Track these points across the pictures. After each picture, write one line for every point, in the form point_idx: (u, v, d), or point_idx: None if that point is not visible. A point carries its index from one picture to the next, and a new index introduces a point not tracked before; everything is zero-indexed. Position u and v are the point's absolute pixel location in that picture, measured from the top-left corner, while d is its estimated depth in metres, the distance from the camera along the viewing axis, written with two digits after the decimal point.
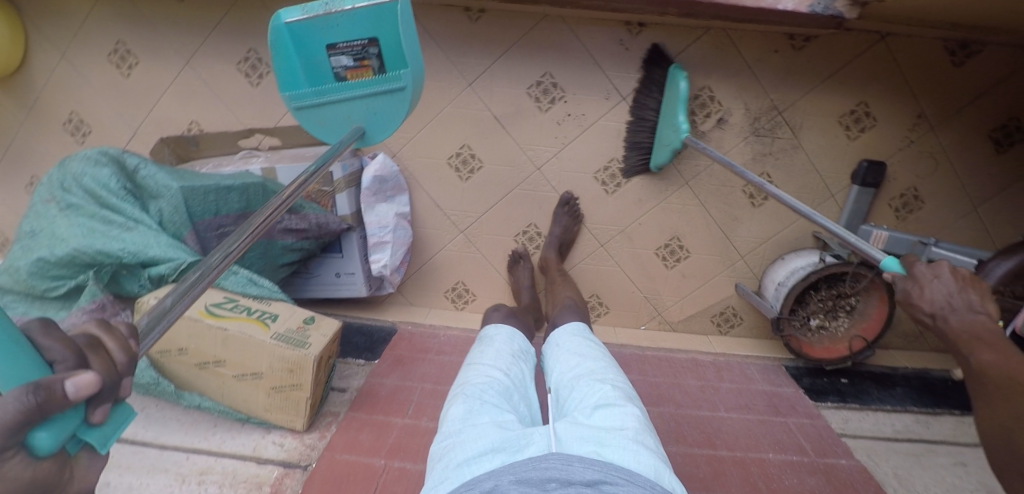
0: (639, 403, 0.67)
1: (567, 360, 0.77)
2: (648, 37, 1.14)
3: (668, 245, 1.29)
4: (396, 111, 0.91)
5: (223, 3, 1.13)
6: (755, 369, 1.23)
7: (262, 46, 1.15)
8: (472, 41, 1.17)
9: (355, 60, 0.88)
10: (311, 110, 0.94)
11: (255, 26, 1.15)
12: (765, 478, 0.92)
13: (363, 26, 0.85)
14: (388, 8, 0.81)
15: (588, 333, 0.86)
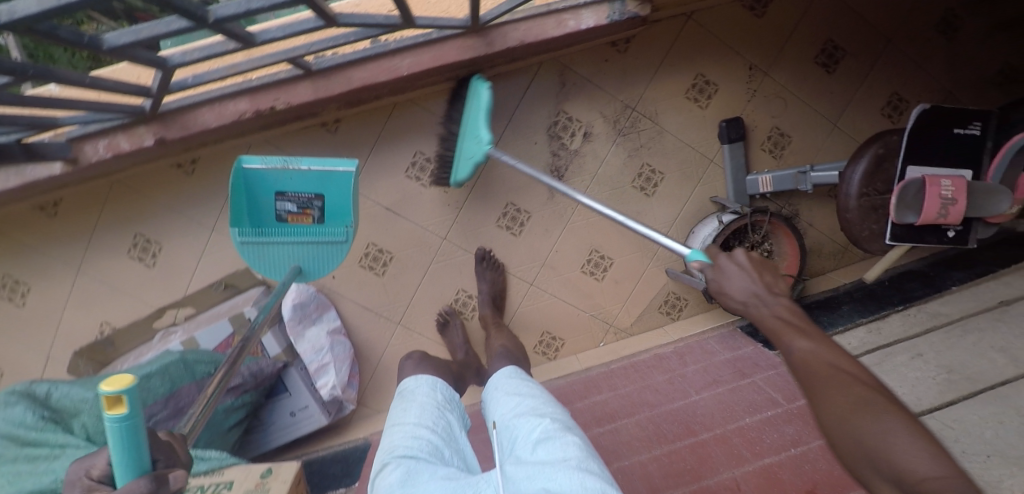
0: (578, 431, 0.64)
1: (497, 399, 0.76)
2: (492, 90, 1.22)
3: (592, 258, 1.35)
4: (334, 260, 0.92)
5: (93, 203, 1.14)
6: (713, 342, 1.27)
7: (145, 228, 1.16)
8: (335, 151, 1.19)
9: (298, 207, 0.89)
10: (253, 247, 0.89)
11: (131, 213, 1.16)
12: (746, 444, 0.92)
13: (314, 183, 0.89)
14: (344, 176, 0.89)
15: (524, 375, 0.84)
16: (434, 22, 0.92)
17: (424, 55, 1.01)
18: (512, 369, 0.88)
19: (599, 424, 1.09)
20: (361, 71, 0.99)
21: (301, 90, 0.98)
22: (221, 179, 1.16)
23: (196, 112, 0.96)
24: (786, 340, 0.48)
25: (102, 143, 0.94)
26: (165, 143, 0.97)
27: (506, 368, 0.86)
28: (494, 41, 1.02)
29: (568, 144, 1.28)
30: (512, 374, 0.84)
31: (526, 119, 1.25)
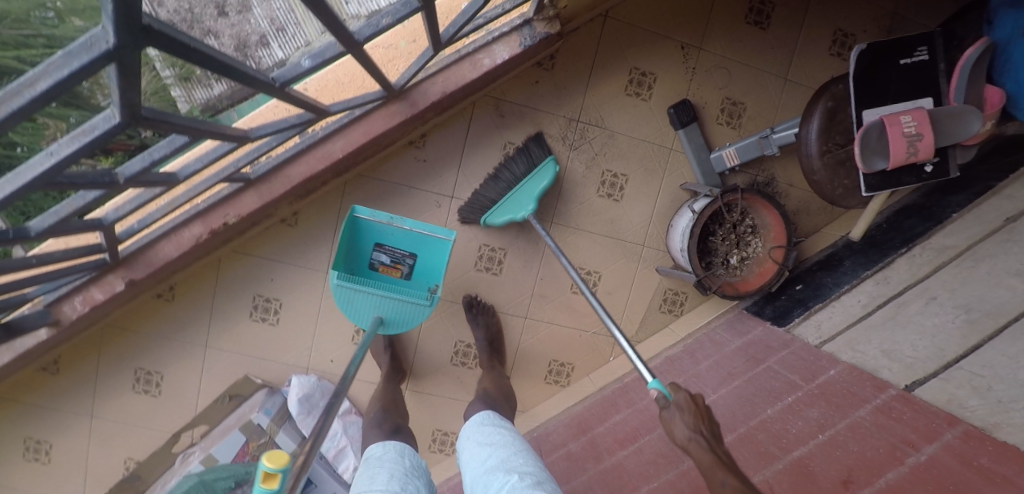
0: (549, 486, 0.62)
1: (473, 455, 0.73)
2: (435, 141, 1.21)
3: (587, 274, 1.33)
4: (415, 314, 1.06)
5: (90, 347, 1.13)
6: (722, 332, 1.24)
7: (144, 361, 1.15)
8: (301, 242, 1.15)
9: (392, 262, 1.11)
10: (346, 290, 1.03)
11: (126, 348, 1.14)
12: (771, 438, 0.86)
13: (409, 242, 1.11)
14: (435, 237, 1.10)
15: (498, 421, 0.82)
16: (349, 103, 0.91)
17: (355, 132, 1.00)
18: (487, 411, 0.87)
19: (621, 447, 1.05)
20: (299, 164, 0.99)
21: (246, 199, 0.98)
22: (200, 296, 1.14)
23: (154, 246, 0.96)
24: (715, 472, 0.55)
25: (77, 299, 0.95)
26: (136, 284, 0.97)
27: (480, 415, 0.84)
28: (417, 99, 1.02)
29: None
30: (485, 420, 0.83)
31: (477, 158, 1.23)
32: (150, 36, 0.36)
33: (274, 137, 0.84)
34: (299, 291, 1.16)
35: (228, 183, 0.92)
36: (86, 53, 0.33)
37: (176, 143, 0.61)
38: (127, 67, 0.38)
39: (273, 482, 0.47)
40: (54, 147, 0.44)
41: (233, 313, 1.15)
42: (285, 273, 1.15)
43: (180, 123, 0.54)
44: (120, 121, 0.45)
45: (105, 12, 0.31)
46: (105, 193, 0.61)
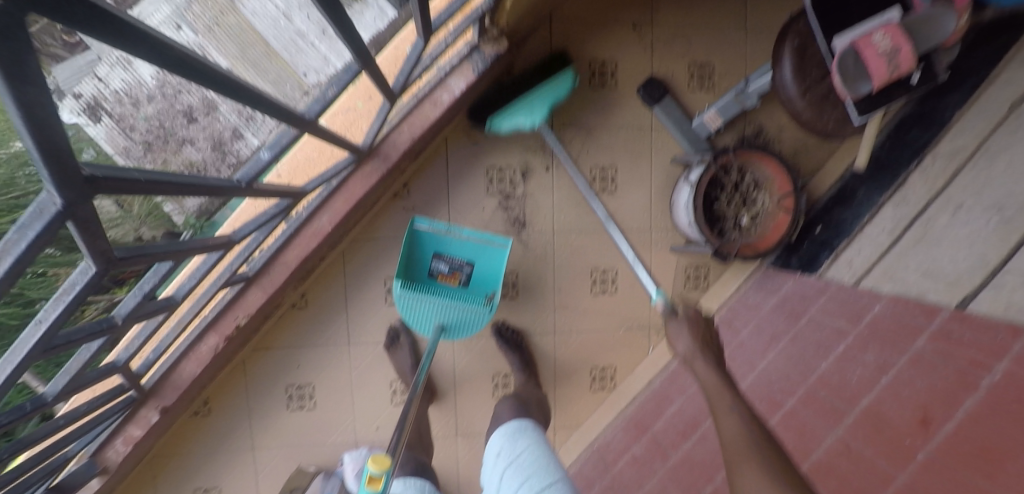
0: None
1: (506, 475, 0.80)
2: (420, 186, 1.21)
3: (603, 273, 1.29)
4: (476, 321, 1.12)
5: (143, 478, 1.13)
6: (754, 292, 1.20)
7: (198, 477, 1.14)
8: (318, 318, 1.15)
9: (450, 270, 1.13)
10: (408, 301, 1.09)
11: (177, 471, 1.14)
12: (831, 393, 0.83)
13: (467, 251, 1.13)
14: (495, 246, 1.12)
15: (534, 439, 0.87)
16: (322, 177, 0.92)
17: (339, 201, 1.00)
18: (519, 420, 0.93)
19: None
20: (293, 247, 0.99)
21: (252, 295, 0.98)
22: (234, 400, 1.13)
23: (176, 367, 0.96)
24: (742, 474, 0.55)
25: (119, 442, 0.96)
26: (169, 409, 0.97)
27: (508, 426, 0.91)
28: (390, 152, 1.02)
29: (513, 191, 1.25)
30: (514, 432, 0.89)
31: (466, 190, 1.23)
32: (101, 186, 0.37)
33: (261, 232, 0.85)
34: (331, 369, 1.16)
35: (229, 286, 0.93)
36: (38, 220, 0.34)
37: (162, 270, 0.61)
38: (87, 222, 0.38)
39: (376, 485, 0.59)
40: (41, 314, 0.45)
41: (270, 407, 1.14)
42: (309, 354, 1.15)
43: (161, 250, 0.54)
44: (97, 270, 0.44)
45: (44, 179, 0.32)
46: (108, 339, 0.61)
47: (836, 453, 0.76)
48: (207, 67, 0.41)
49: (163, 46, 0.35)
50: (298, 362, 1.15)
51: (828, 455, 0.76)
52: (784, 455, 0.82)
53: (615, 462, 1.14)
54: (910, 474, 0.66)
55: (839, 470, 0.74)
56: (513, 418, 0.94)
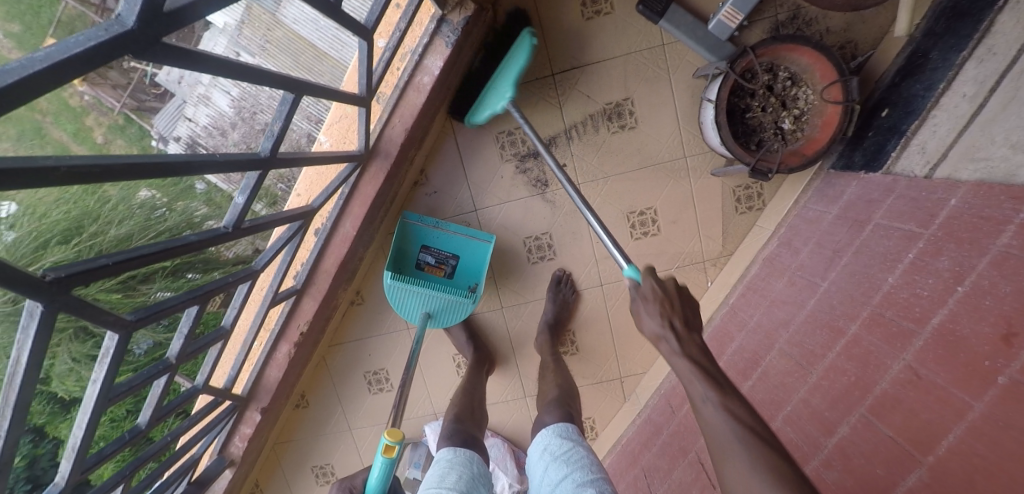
0: None
1: (548, 469, 0.86)
2: (434, 171, 1.23)
3: (641, 214, 1.21)
4: (461, 312, 1.18)
5: (276, 464, 1.39)
6: (814, 203, 1.05)
7: (317, 459, 1.38)
8: (378, 310, 1.30)
9: (436, 262, 1.19)
10: (396, 290, 1.15)
11: (300, 455, 1.39)
12: (898, 313, 0.72)
13: (453, 246, 1.19)
14: (478, 244, 1.18)
15: (575, 435, 0.93)
16: (326, 190, 1.01)
17: (356, 206, 1.09)
18: (568, 424, 0.95)
19: (746, 377, 0.96)
20: (327, 256, 1.10)
21: (306, 306, 1.13)
22: (326, 391, 1.35)
23: (264, 374, 1.17)
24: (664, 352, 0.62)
25: (236, 439, 1.20)
26: (267, 410, 1.19)
27: (559, 425, 0.94)
28: (389, 148, 1.05)
29: (526, 151, 1.20)
30: (563, 430, 0.93)
31: (479, 163, 1.22)
32: (69, 283, 0.49)
33: (288, 251, 1.00)
34: (399, 352, 1.32)
35: (284, 301, 1.09)
36: (32, 320, 0.47)
37: (194, 314, 0.76)
38: (74, 305, 0.51)
39: (393, 452, 0.67)
40: (95, 376, 0.63)
41: (356, 392, 1.34)
42: (378, 345, 1.32)
43: (180, 302, 0.68)
44: (118, 335, 0.60)
45: (18, 295, 0.45)
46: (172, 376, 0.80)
47: (903, 382, 0.66)
48: (111, 162, 0.46)
49: (53, 171, 0.41)
50: (372, 349, 1.32)
51: (894, 384, 0.67)
52: (846, 388, 0.74)
53: (678, 405, 1.12)
54: (987, 402, 0.56)
55: (905, 401, 0.65)
56: (559, 420, 0.97)
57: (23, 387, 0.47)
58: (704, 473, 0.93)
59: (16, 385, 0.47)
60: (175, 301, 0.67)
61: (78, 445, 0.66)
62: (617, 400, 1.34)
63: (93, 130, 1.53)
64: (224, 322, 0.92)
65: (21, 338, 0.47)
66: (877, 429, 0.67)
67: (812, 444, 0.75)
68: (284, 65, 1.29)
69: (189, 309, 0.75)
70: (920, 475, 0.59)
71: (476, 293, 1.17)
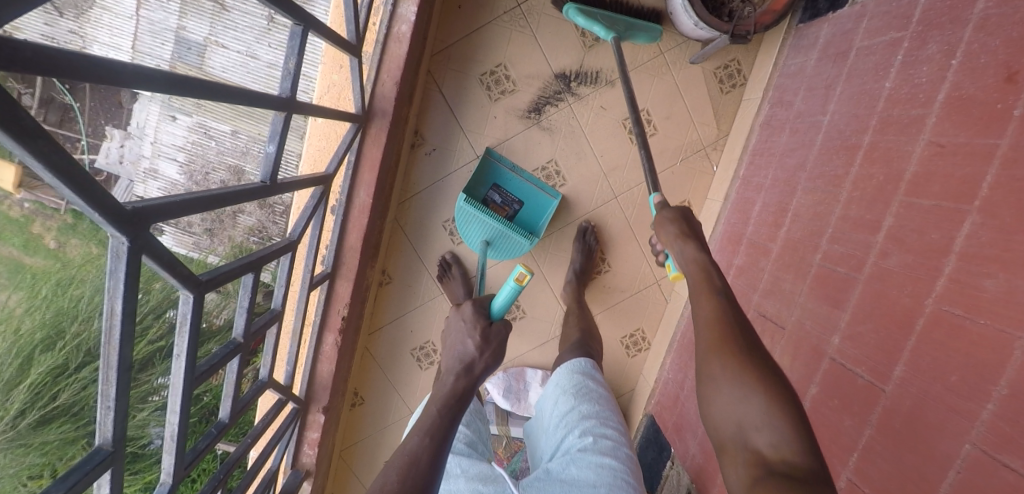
0: (619, 455, 0.76)
1: (557, 399, 0.89)
2: (429, 131, 1.24)
3: (636, 118, 1.27)
4: (518, 247, 1.24)
5: (346, 468, 1.36)
6: (791, 60, 1.12)
7: (389, 451, 1.36)
8: (409, 282, 1.31)
9: (502, 203, 1.26)
10: (464, 215, 1.20)
11: (368, 451, 1.36)
12: (904, 107, 0.79)
13: (523, 192, 1.27)
14: (543, 197, 1.28)
15: (590, 370, 0.94)
16: (336, 155, 1.00)
17: (366, 173, 1.08)
18: (584, 359, 0.97)
19: (779, 226, 1.03)
20: (350, 230, 1.09)
21: (342, 289, 1.11)
22: (378, 382, 1.34)
23: (316, 371, 1.14)
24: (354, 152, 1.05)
25: (306, 447, 1.18)
26: (329, 408, 1.17)
27: (573, 362, 0.95)
28: (385, 106, 1.06)
29: (513, 86, 1.23)
30: (579, 367, 0.94)
31: (471, 109, 1.24)
32: (145, 217, 0.46)
33: (315, 222, 0.98)
34: (440, 320, 1.33)
35: (319, 286, 1.07)
36: (119, 261, 0.44)
37: (250, 286, 0.76)
38: (155, 251, 0.49)
39: (523, 281, 0.71)
40: (178, 350, 0.60)
41: (407, 373, 1.34)
42: (417, 317, 1.32)
43: (235, 268, 0.66)
44: (193, 296, 0.57)
45: (108, 224, 0.41)
46: (242, 356, 0.80)
47: (930, 157, 0.73)
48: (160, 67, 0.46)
49: (124, 70, 0.42)
50: (414, 320, 1.32)
51: (923, 163, 0.73)
52: (877, 189, 0.81)
53: (723, 282, 1.18)
54: (1011, 134, 0.61)
55: (939, 171, 0.71)
56: (577, 355, 0.99)
57: (123, 340, 0.45)
58: (769, 321, 0.99)
59: (115, 340, 0.45)
60: (230, 266, 0.66)
61: (176, 436, 0.64)
62: (658, 303, 1.42)
63: (41, 236, 1.15)
64: (274, 305, 0.92)
65: (112, 282, 0.43)
66: (920, 206, 0.72)
67: (864, 249, 0.81)
68: (224, 116, 1.29)
69: (244, 280, 0.75)
70: (974, 219, 0.64)
71: (536, 237, 1.25)
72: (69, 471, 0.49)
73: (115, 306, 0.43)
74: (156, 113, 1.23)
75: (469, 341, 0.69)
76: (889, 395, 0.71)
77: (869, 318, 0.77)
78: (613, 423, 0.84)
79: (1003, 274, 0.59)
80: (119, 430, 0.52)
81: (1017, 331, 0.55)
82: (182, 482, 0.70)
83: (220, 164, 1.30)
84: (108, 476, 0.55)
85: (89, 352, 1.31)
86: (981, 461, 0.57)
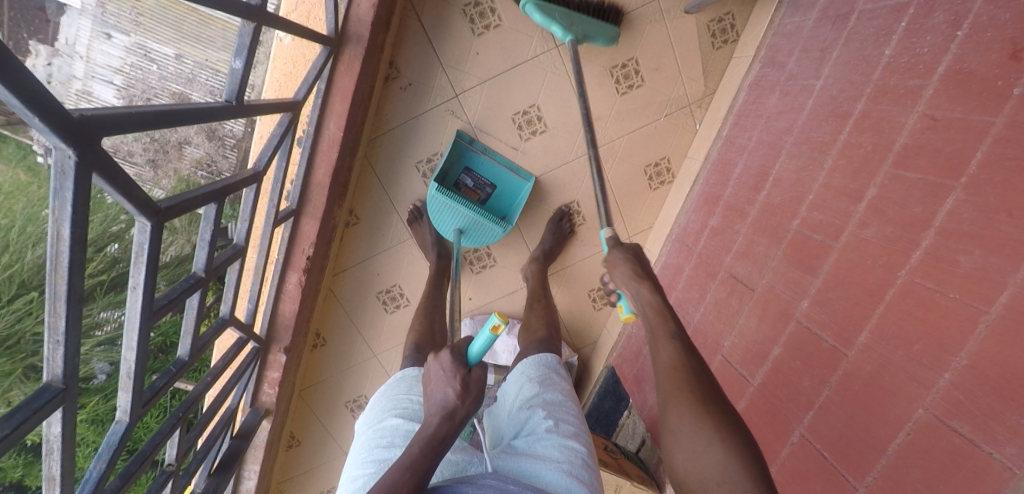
0: (582, 438, 0.78)
1: (522, 384, 0.89)
2: (404, 64, 1.19)
3: (624, 67, 1.22)
4: (488, 234, 1.28)
5: (304, 394, 1.49)
6: (790, 18, 1.09)
7: (350, 382, 1.50)
8: (377, 222, 1.35)
9: (473, 186, 1.29)
10: (437, 201, 1.22)
11: (325, 381, 1.49)
12: (902, 77, 0.78)
13: (494, 176, 1.30)
14: (517, 182, 1.31)
15: (552, 361, 0.95)
16: (307, 80, 0.98)
17: (336, 103, 1.07)
18: (549, 353, 0.98)
19: (759, 191, 1.04)
20: (318, 166, 1.11)
21: (307, 227, 1.16)
22: (340, 324, 1.44)
23: (278, 310, 1.23)
24: (340, 79, 1.05)
25: (265, 386, 1.31)
26: (289, 348, 1.28)
27: (538, 356, 0.96)
28: (359, 31, 1.02)
29: (496, 21, 1.17)
30: (542, 359, 0.95)
31: (450, 42, 1.18)
32: (93, 129, 0.46)
33: (281, 158, 0.98)
34: (407, 264, 1.40)
35: (284, 221, 1.11)
36: (66, 179, 0.44)
37: (211, 218, 0.77)
38: (104, 169, 0.49)
39: (499, 329, 0.64)
40: (134, 282, 0.62)
41: (371, 311, 1.43)
42: (384, 261, 1.39)
43: (196, 197, 0.68)
44: (150, 224, 0.59)
45: (55, 134, 0.41)
46: (204, 292, 0.82)
47: (922, 129, 0.72)
48: None
49: None
50: (383, 259, 1.39)
51: (914, 135, 0.73)
52: (864, 158, 0.81)
53: (695, 242, 1.21)
54: (1008, 113, 0.61)
55: (927, 145, 0.71)
56: (543, 351, 0.99)
57: (71, 269, 0.45)
58: (738, 283, 1.02)
59: (63, 268, 0.44)
60: (189, 196, 0.67)
61: (133, 371, 0.68)
62: None
63: None
64: (237, 240, 0.94)
65: (57, 203, 0.43)
66: (906, 178, 0.73)
67: (843, 217, 0.82)
68: (166, 38, 1.21)
69: (205, 211, 0.76)
70: (957, 196, 0.65)
71: (507, 222, 1.29)
72: (19, 407, 0.51)
73: (61, 230, 0.43)
74: (87, 30, 1.18)
75: (451, 390, 0.67)
76: (851, 359, 0.74)
77: (840, 284, 0.80)
78: (575, 410, 0.85)
79: (979, 251, 0.60)
80: (69, 367, 0.53)
81: (985, 306, 0.58)
82: (139, 419, 0.74)
83: (163, 90, 1.24)
84: (59, 416, 0.57)
85: (21, 283, 1.52)
86: (932, 424, 0.61)
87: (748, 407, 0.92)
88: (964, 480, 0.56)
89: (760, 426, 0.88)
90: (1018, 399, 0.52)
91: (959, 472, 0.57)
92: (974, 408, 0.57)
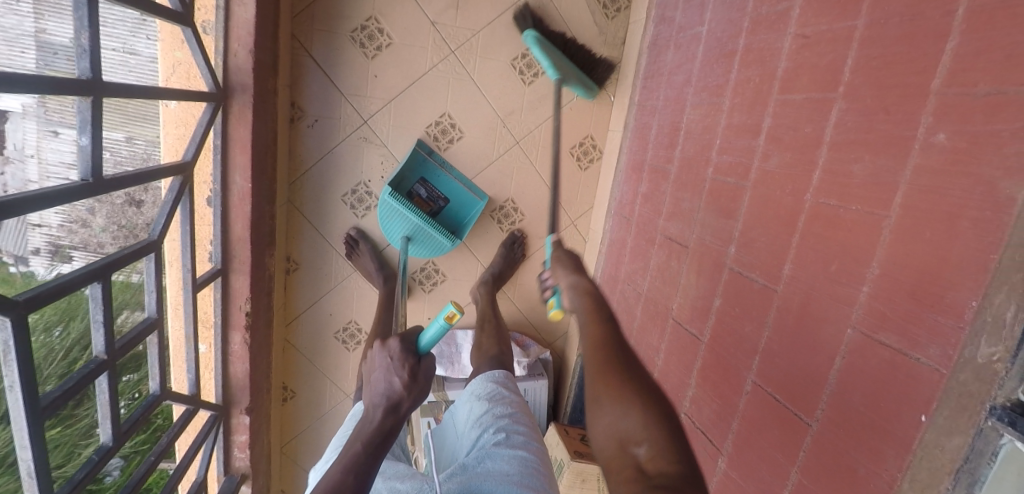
0: (535, 450, 0.74)
1: (475, 403, 0.85)
2: (305, 101, 1.17)
3: (524, 58, 1.21)
4: (436, 244, 1.26)
5: (282, 450, 1.44)
6: None
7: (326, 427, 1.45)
8: (317, 262, 1.32)
9: (427, 197, 1.27)
10: (387, 209, 1.20)
11: (302, 432, 1.45)
12: (771, 4, 0.77)
13: (447, 188, 1.28)
14: (467, 198, 1.28)
15: (504, 378, 0.93)
16: (194, 139, 0.95)
17: (238, 154, 1.04)
18: (497, 370, 0.96)
19: (675, 147, 1.02)
20: (234, 221, 1.07)
21: (238, 281, 1.12)
22: (303, 371, 1.40)
23: (230, 372, 1.17)
24: (237, 125, 1.02)
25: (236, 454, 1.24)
26: (252, 408, 1.22)
27: (489, 373, 0.94)
28: (243, 80, 1.00)
29: (386, 41, 1.16)
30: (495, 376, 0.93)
31: (345, 69, 1.16)
32: None
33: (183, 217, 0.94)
34: (357, 297, 1.36)
35: (212, 280, 1.06)
36: None
37: (99, 298, 0.74)
38: None
39: (453, 319, 0.66)
40: (9, 381, 0.57)
41: (332, 353, 1.39)
42: (334, 299, 1.36)
43: (70, 279, 0.64)
44: (12, 321, 0.55)
45: None
46: (112, 373, 0.78)
47: (797, 50, 0.71)
48: None
49: None
50: (331, 297, 1.36)
51: (792, 57, 0.72)
52: (755, 91, 0.79)
53: (631, 212, 1.18)
54: (866, 15, 0.59)
55: (805, 64, 0.69)
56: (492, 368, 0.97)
57: None
58: (675, 244, 0.99)
59: None
60: (59, 280, 0.62)
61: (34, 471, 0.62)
62: (579, 245, 1.41)
63: None
64: (148, 313, 0.90)
65: None
66: (792, 101, 0.71)
67: (748, 154, 0.80)
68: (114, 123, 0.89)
69: (91, 291, 0.73)
70: (840, 107, 0.63)
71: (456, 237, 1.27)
72: None
73: None
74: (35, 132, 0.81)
75: (396, 378, 0.65)
76: (781, 295, 0.72)
77: (757, 221, 0.77)
78: (528, 422, 0.82)
79: (869, 157, 0.58)
80: None
81: (884, 212, 0.56)
82: None
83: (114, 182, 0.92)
84: None
85: None
86: (862, 344, 0.58)
87: (703, 366, 0.88)
88: (901, 396, 0.53)
89: (717, 383, 0.84)
90: (932, 299, 0.50)
91: (897, 389, 0.53)
92: (895, 318, 0.54)
